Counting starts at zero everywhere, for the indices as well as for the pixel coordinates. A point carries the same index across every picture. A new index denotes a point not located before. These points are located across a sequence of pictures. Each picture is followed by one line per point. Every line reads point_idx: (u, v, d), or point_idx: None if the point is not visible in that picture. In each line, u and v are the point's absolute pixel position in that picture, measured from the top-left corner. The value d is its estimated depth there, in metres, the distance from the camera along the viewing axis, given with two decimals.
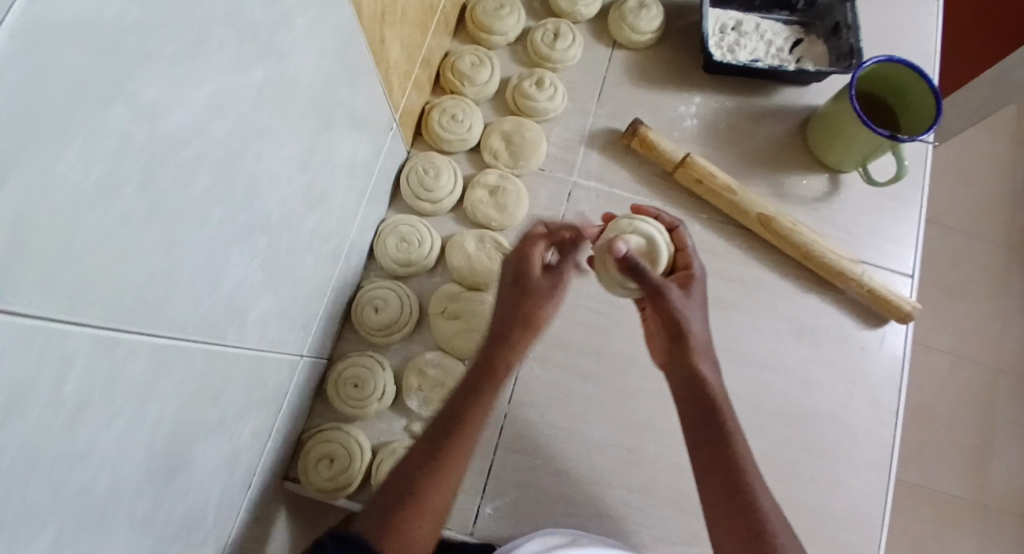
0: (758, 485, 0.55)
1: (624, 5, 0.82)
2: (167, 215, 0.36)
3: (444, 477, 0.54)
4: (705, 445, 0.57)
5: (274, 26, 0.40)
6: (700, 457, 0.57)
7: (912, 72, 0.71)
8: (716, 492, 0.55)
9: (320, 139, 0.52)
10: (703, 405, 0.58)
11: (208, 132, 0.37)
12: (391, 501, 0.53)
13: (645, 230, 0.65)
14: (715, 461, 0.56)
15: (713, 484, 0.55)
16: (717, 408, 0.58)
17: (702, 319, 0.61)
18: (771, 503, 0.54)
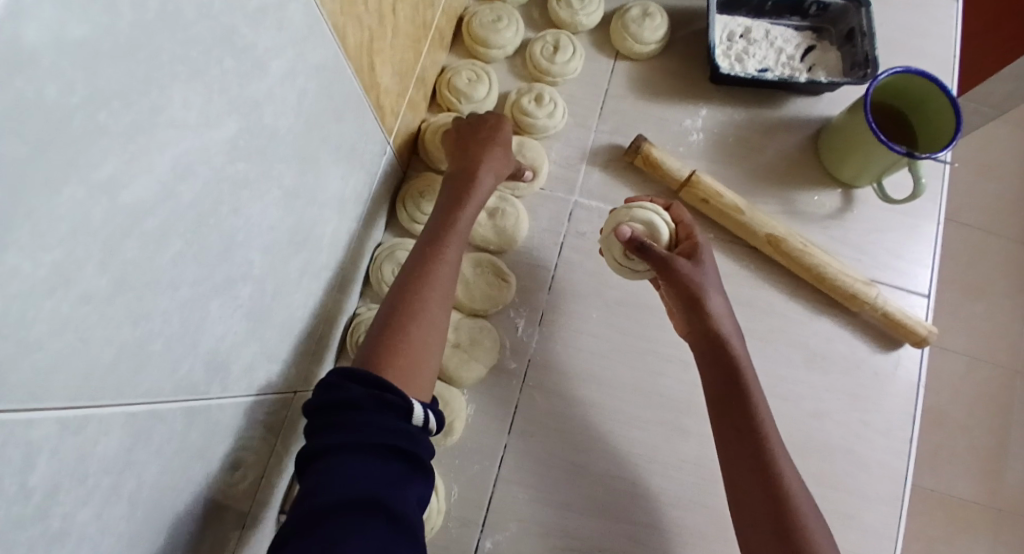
0: (781, 456, 0.56)
1: (627, 13, 0.78)
2: (136, 286, 0.34)
3: (432, 290, 0.59)
4: (731, 433, 0.58)
5: (245, 75, 0.38)
6: (728, 448, 0.58)
7: (931, 84, 0.67)
8: (749, 498, 0.55)
9: (305, 178, 0.50)
10: (731, 394, 0.58)
11: (177, 195, 0.35)
12: (386, 329, 0.57)
13: (642, 214, 0.64)
14: (741, 430, 0.57)
15: (746, 485, 0.56)
16: (745, 395, 0.58)
17: (715, 284, 0.62)
18: (794, 475, 0.56)
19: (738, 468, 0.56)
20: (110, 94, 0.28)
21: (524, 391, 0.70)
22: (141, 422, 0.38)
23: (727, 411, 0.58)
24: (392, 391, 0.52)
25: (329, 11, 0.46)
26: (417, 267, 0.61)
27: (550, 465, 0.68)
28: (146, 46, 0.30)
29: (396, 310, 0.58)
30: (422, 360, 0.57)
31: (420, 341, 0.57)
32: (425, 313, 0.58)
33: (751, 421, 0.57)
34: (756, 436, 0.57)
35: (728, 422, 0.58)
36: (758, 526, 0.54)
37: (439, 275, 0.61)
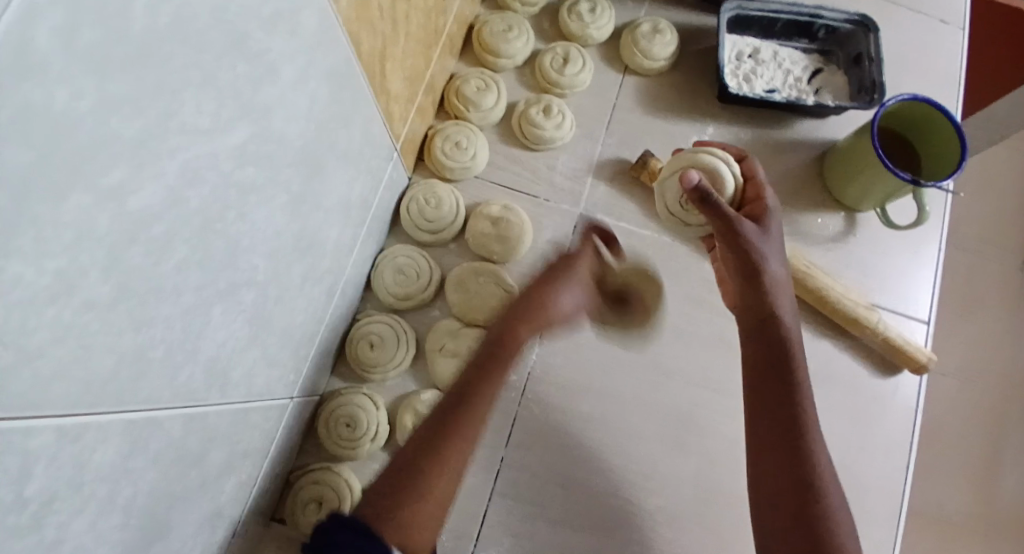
0: (817, 441, 0.54)
1: (637, 28, 0.78)
2: (139, 293, 0.33)
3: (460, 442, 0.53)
4: (773, 416, 0.55)
5: (258, 80, 0.38)
6: (765, 431, 0.55)
7: (938, 113, 0.68)
8: (783, 485, 0.53)
9: (312, 184, 0.50)
10: (774, 376, 0.56)
11: (185, 202, 0.34)
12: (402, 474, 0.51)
13: (708, 163, 0.61)
14: (777, 411, 0.55)
15: (781, 474, 0.53)
16: (789, 378, 0.55)
17: (779, 255, 0.57)
18: (827, 462, 0.54)
19: (775, 453, 0.54)
20: (121, 99, 0.28)
21: (523, 403, 0.70)
22: (138, 431, 0.37)
23: (771, 393, 0.55)
24: (374, 542, 0.46)
25: (343, 17, 0.45)
26: (447, 413, 0.54)
27: (547, 479, 0.68)
28: (160, 52, 0.29)
29: (411, 464, 0.51)
30: (421, 527, 0.50)
31: (419, 508, 0.50)
32: (438, 474, 0.51)
33: (793, 405, 0.55)
34: (795, 423, 0.54)
35: (770, 405, 0.55)
36: (787, 515, 0.52)
37: (466, 430, 0.53)
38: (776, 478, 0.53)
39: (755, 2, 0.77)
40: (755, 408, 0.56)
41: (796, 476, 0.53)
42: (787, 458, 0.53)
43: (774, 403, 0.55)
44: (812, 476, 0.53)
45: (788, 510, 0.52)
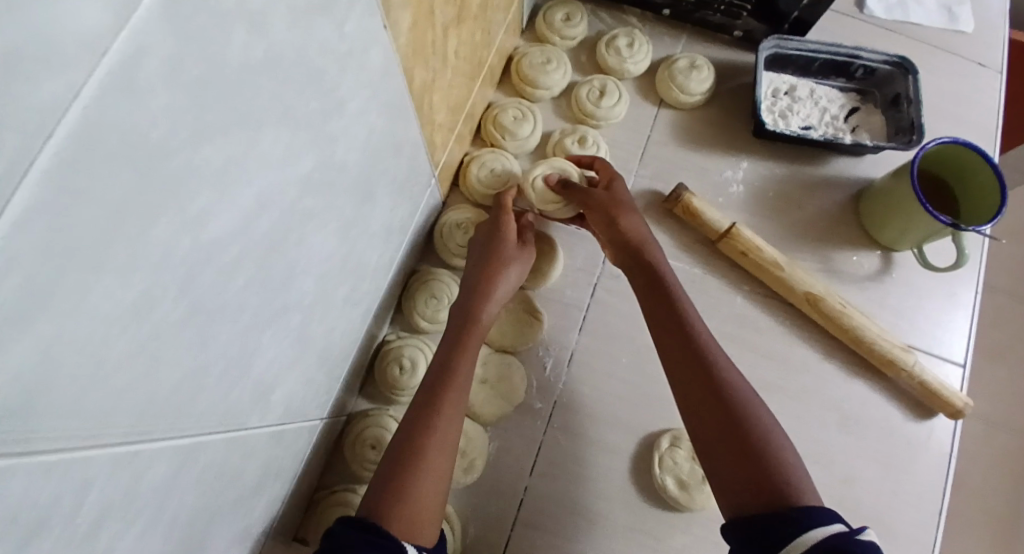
0: (722, 361, 0.57)
1: (674, 64, 0.79)
2: (204, 317, 0.34)
3: (442, 423, 0.58)
4: (694, 373, 0.56)
5: (323, 112, 0.39)
6: (690, 392, 0.56)
7: (980, 159, 0.68)
8: (708, 422, 0.54)
9: (361, 209, 0.51)
10: (685, 337, 0.58)
11: (251, 228, 0.35)
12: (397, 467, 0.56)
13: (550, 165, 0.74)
14: (679, 347, 0.58)
15: (715, 424, 0.53)
16: (688, 326, 0.59)
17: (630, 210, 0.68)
18: (739, 380, 0.56)
19: (698, 401, 0.55)
20: (209, 132, 0.29)
21: (549, 433, 0.70)
22: (189, 448, 0.38)
23: (682, 355, 0.58)
24: (386, 535, 0.51)
25: (402, 51, 0.47)
26: (422, 411, 0.59)
27: (571, 511, 0.67)
28: (245, 87, 0.30)
29: (397, 463, 0.56)
30: (425, 506, 0.55)
31: (421, 494, 0.55)
32: (432, 462, 0.56)
33: (708, 356, 0.57)
34: (715, 372, 0.56)
35: (687, 365, 0.57)
36: (732, 466, 0.51)
37: (444, 419, 0.59)
38: (714, 433, 0.53)
39: (793, 41, 0.78)
40: (678, 372, 0.57)
41: (730, 423, 0.53)
42: (720, 408, 0.54)
43: (690, 361, 0.57)
44: (733, 406, 0.53)
45: (732, 459, 0.51)
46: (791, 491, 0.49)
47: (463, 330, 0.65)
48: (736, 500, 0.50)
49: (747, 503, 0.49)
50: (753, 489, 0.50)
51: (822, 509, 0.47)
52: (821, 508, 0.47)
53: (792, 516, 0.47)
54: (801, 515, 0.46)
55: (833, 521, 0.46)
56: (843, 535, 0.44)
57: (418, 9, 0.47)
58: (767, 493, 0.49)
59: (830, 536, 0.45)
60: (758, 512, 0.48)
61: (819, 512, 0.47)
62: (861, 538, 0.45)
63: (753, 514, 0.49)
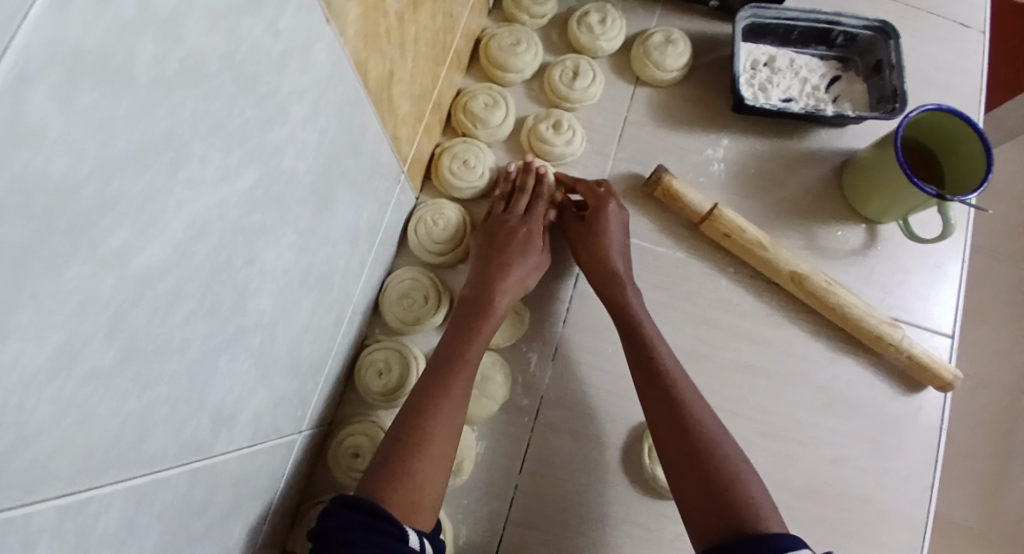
0: (695, 401, 0.59)
1: (649, 39, 0.76)
2: (143, 355, 0.32)
3: (449, 404, 0.58)
4: (664, 409, 0.59)
5: (266, 123, 0.36)
6: (661, 428, 0.59)
7: (964, 126, 0.66)
8: (683, 458, 0.56)
9: (321, 218, 0.48)
10: (654, 376, 0.61)
11: (190, 256, 0.33)
12: (401, 446, 0.55)
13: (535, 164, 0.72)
14: (654, 385, 0.61)
15: (682, 457, 0.56)
16: (660, 363, 0.62)
17: (620, 240, 0.69)
18: (710, 419, 0.58)
19: (674, 438, 0.58)
20: (122, 160, 0.26)
21: (536, 429, 0.68)
22: (143, 488, 0.35)
23: (654, 392, 0.61)
24: (385, 518, 0.50)
25: (351, 47, 0.44)
26: (429, 393, 0.58)
27: (561, 507, 0.66)
28: (163, 107, 0.27)
29: (403, 444, 0.55)
30: (425, 491, 0.54)
31: (422, 479, 0.54)
32: (436, 444, 0.55)
33: (677, 393, 0.60)
34: (684, 408, 0.59)
35: (658, 402, 0.60)
36: (702, 500, 0.54)
37: (451, 406, 0.58)
38: (682, 466, 0.56)
39: (771, 9, 0.75)
40: (650, 409, 0.60)
41: (697, 456, 0.56)
42: (686, 444, 0.57)
43: (661, 399, 0.60)
44: (704, 443, 0.56)
45: (699, 492, 0.54)
46: (760, 521, 0.51)
47: (472, 317, 0.63)
48: (705, 530, 0.52)
49: (715, 532, 0.52)
50: (719, 518, 0.52)
51: (788, 536, 0.49)
52: (788, 534, 0.49)
53: (756, 543, 0.49)
54: (767, 540, 0.48)
55: (799, 546, 0.48)
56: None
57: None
58: (732, 520, 0.51)
59: None
60: (725, 541, 0.50)
61: (783, 537, 0.49)
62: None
63: (721, 542, 0.51)
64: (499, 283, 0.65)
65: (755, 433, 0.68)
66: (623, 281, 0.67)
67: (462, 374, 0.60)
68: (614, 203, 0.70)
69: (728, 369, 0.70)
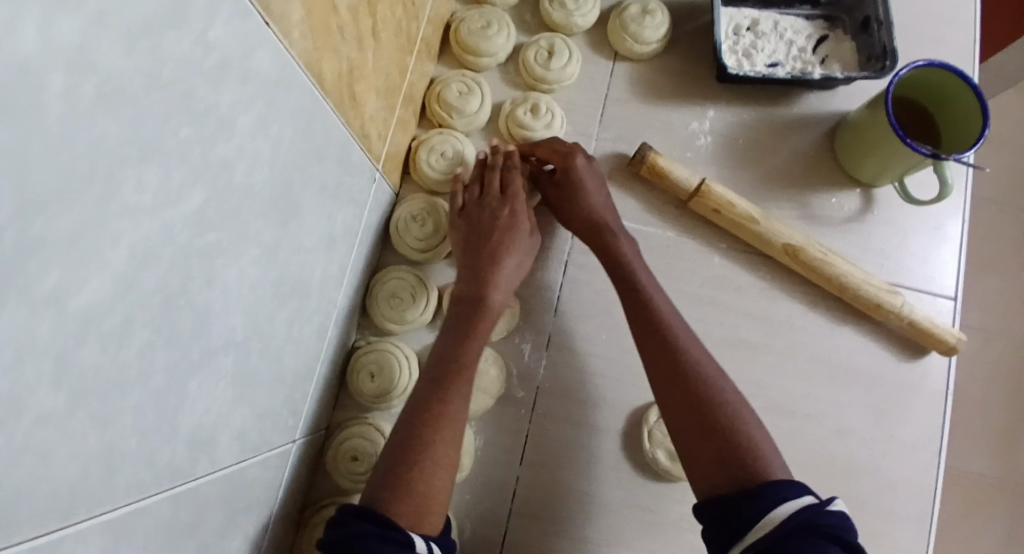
0: (692, 346, 0.58)
1: (625, 11, 0.73)
2: (100, 393, 0.31)
3: (450, 409, 0.57)
4: (663, 358, 0.58)
5: (209, 140, 0.34)
6: (660, 376, 0.57)
7: (958, 79, 0.63)
8: (682, 404, 0.55)
9: (288, 228, 0.47)
10: (653, 325, 0.60)
11: (137, 286, 0.31)
12: (401, 455, 0.54)
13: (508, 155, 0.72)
14: (651, 333, 0.59)
15: (683, 404, 0.55)
16: (656, 312, 0.61)
17: (603, 199, 0.67)
18: (709, 364, 0.57)
19: (670, 383, 0.56)
20: (43, 199, 0.24)
21: (533, 420, 0.68)
22: (124, 525, 0.35)
23: (652, 340, 0.59)
24: (396, 527, 0.49)
25: (300, 49, 0.42)
26: (430, 396, 0.57)
27: (563, 497, 0.65)
28: (83, 135, 0.26)
29: (403, 453, 0.54)
30: (431, 498, 0.52)
31: (434, 481, 0.53)
32: (437, 449, 0.54)
33: (676, 342, 0.58)
34: (684, 358, 0.57)
35: (658, 350, 0.58)
36: (701, 446, 0.52)
37: (454, 406, 0.57)
38: (681, 415, 0.55)
39: None
40: (649, 357, 0.59)
41: (696, 405, 0.54)
42: (689, 395, 0.55)
43: (658, 348, 0.58)
44: (704, 388, 0.55)
45: (701, 440, 0.53)
46: (762, 467, 0.50)
47: (469, 317, 0.62)
48: (705, 476, 0.51)
49: (718, 480, 0.50)
50: (722, 463, 0.51)
51: (792, 483, 0.48)
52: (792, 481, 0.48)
53: (757, 493, 0.47)
54: (770, 489, 0.47)
55: (803, 492, 0.47)
56: (812, 508, 0.46)
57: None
58: (735, 466, 0.50)
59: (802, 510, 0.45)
60: (727, 491, 0.49)
61: (788, 485, 0.48)
62: (831, 509, 0.46)
63: (724, 490, 0.50)
64: (493, 274, 0.63)
65: (758, 411, 0.67)
66: (620, 235, 0.65)
67: (462, 376, 0.59)
68: (581, 156, 0.67)
69: (726, 348, 0.68)
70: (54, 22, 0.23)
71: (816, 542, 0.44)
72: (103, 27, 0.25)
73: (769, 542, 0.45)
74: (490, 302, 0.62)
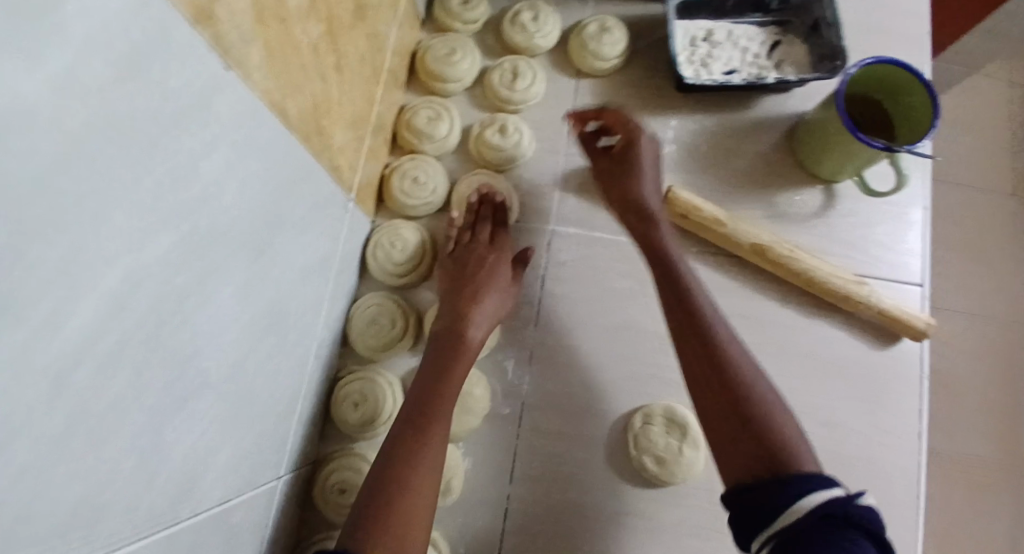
0: (728, 335, 0.57)
1: (584, 30, 0.76)
2: (86, 429, 0.32)
3: (433, 440, 0.56)
4: (699, 347, 0.57)
5: (179, 181, 0.36)
6: (696, 364, 0.57)
7: (907, 75, 0.65)
8: (716, 391, 0.54)
9: (261, 265, 0.48)
10: (689, 311, 0.59)
11: (115, 329, 0.32)
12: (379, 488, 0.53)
13: (480, 179, 0.74)
14: (687, 323, 0.59)
15: (716, 392, 0.54)
16: (693, 303, 0.60)
17: (654, 178, 0.68)
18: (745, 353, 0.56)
19: (705, 371, 0.56)
20: (26, 240, 0.25)
21: (523, 434, 0.69)
22: None
23: (687, 330, 0.59)
24: None
25: (261, 89, 0.43)
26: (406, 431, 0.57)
27: (556, 509, 0.66)
28: (63, 175, 0.27)
29: (381, 487, 0.53)
30: (409, 533, 0.51)
31: (411, 520, 0.52)
32: (415, 484, 0.54)
33: (712, 329, 0.57)
34: (719, 346, 0.56)
35: (692, 338, 0.58)
36: (733, 437, 0.52)
37: (433, 440, 0.57)
38: (713, 407, 0.54)
39: None
40: (684, 347, 0.58)
41: (732, 394, 0.53)
42: (724, 381, 0.54)
43: (694, 336, 0.58)
44: (737, 377, 0.54)
45: (733, 429, 0.52)
46: (795, 457, 0.49)
47: (449, 350, 0.63)
48: (736, 468, 0.51)
49: (742, 470, 0.50)
50: (753, 453, 0.50)
51: (819, 475, 0.47)
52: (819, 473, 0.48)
53: (783, 483, 0.47)
54: (797, 480, 0.47)
55: (831, 485, 0.46)
56: (840, 500, 0.45)
57: (268, 40, 0.43)
58: (766, 456, 0.50)
59: (831, 501, 0.45)
60: (755, 481, 0.49)
61: (817, 477, 0.47)
62: (860, 503, 0.45)
63: (753, 478, 0.49)
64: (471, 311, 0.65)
65: None
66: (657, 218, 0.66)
67: (444, 409, 0.59)
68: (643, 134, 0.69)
69: None
70: (35, 68, 0.24)
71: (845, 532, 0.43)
72: (82, 69, 0.27)
73: (795, 529, 0.44)
74: (469, 336, 0.63)
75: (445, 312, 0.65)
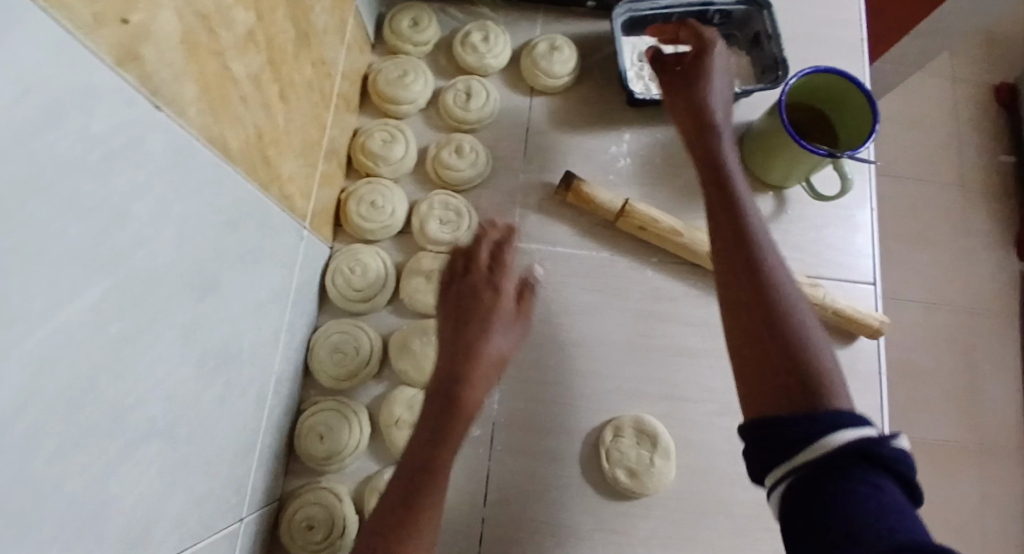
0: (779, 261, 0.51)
1: (534, 49, 0.77)
2: (13, 503, 0.30)
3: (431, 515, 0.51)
4: (746, 267, 0.51)
5: (109, 229, 0.34)
6: (740, 283, 0.50)
7: (845, 81, 0.68)
8: (762, 315, 0.48)
9: (207, 304, 0.47)
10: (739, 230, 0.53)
11: (44, 388, 0.31)
12: None
13: (439, 199, 0.73)
14: (737, 243, 0.52)
15: (759, 320, 0.48)
16: (745, 223, 0.53)
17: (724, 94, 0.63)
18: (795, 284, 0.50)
19: (749, 294, 0.50)
20: None
21: (495, 455, 0.68)
22: None
23: (733, 251, 0.52)
24: None
25: (198, 124, 0.42)
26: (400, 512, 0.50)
27: (530, 529, 0.66)
28: None
29: None
30: None
31: None
32: None
33: (763, 254, 0.51)
34: (768, 272, 0.50)
35: (740, 259, 0.51)
36: (769, 373, 0.46)
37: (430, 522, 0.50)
38: (751, 338, 0.48)
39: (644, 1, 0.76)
40: (728, 267, 0.52)
41: (773, 323, 0.48)
42: (769, 308, 0.49)
43: (738, 261, 0.51)
44: (788, 306, 0.49)
45: (775, 363, 0.46)
46: (827, 396, 0.45)
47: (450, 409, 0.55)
48: (764, 407, 0.46)
49: (768, 407, 0.46)
50: (787, 390, 0.45)
51: (849, 411, 0.44)
52: (849, 410, 0.44)
53: (811, 417, 0.43)
54: (827, 415, 0.43)
55: (864, 424, 0.43)
56: (873, 439, 0.42)
57: (201, 74, 0.42)
58: (802, 395, 0.45)
59: (859, 440, 0.41)
60: (780, 414, 0.45)
61: (845, 414, 0.43)
62: (893, 444, 0.42)
63: (777, 416, 0.45)
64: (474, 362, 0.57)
65: (709, 414, 0.69)
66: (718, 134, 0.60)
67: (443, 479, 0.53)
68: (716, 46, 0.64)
69: (671, 356, 0.71)
70: None
71: (870, 473, 0.40)
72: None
73: (815, 467, 0.41)
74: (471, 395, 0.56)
75: (444, 359, 0.58)
